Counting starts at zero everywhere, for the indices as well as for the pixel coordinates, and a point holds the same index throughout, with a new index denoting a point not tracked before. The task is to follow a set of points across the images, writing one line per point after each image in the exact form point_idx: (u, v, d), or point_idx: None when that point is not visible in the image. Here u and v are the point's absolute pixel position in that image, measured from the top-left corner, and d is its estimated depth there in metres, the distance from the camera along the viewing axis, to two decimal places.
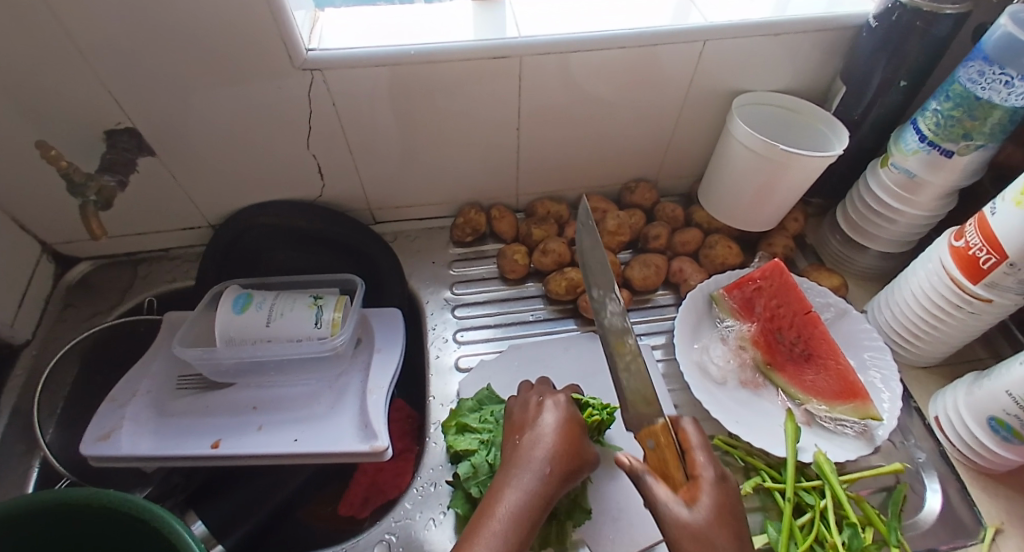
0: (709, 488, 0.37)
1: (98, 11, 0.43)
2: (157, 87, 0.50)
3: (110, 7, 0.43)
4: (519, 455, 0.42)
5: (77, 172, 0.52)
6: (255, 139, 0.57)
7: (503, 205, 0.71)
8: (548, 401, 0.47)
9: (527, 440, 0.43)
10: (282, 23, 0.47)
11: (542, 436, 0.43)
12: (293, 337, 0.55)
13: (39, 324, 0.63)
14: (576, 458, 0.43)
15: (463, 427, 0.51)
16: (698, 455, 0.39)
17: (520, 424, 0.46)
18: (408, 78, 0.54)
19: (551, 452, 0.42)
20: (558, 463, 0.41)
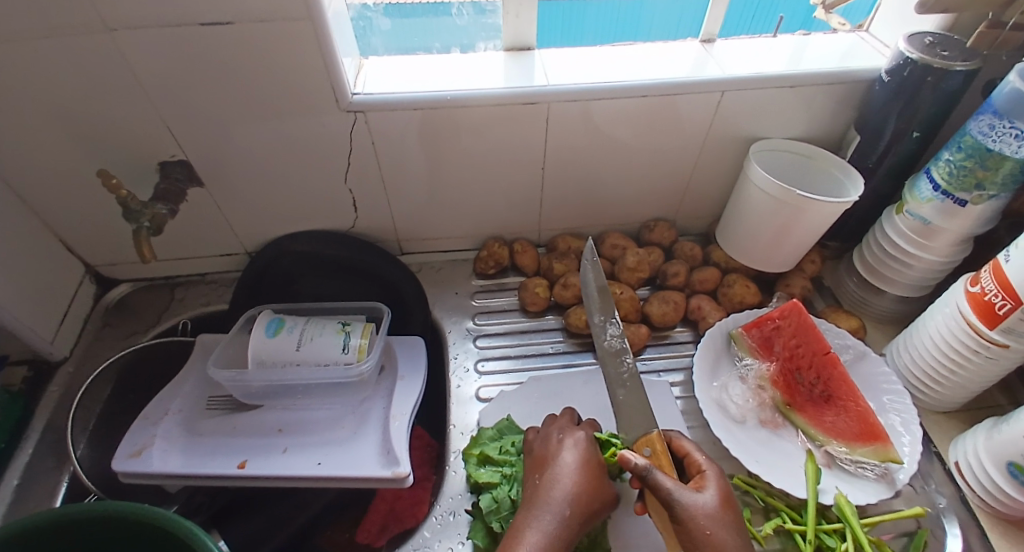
0: (711, 479, 0.41)
1: (166, 54, 0.48)
2: (211, 123, 0.54)
3: (178, 51, 0.48)
4: (539, 494, 0.43)
5: (134, 200, 0.55)
6: (295, 173, 0.61)
7: (525, 240, 0.73)
8: (567, 437, 0.48)
9: (547, 477, 0.44)
10: (330, 69, 0.51)
11: (562, 475, 0.44)
12: (320, 362, 0.56)
13: (78, 341, 0.65)
14: (594, 497, 0.44)
15: (484, 459, 0.52)
16: (695, 456, 0.44)
17: (541, 461, 0.47)
18: (443, 121, 0.57)
19: (570, 491, 0.43)
20: (576, 502, 0.42)
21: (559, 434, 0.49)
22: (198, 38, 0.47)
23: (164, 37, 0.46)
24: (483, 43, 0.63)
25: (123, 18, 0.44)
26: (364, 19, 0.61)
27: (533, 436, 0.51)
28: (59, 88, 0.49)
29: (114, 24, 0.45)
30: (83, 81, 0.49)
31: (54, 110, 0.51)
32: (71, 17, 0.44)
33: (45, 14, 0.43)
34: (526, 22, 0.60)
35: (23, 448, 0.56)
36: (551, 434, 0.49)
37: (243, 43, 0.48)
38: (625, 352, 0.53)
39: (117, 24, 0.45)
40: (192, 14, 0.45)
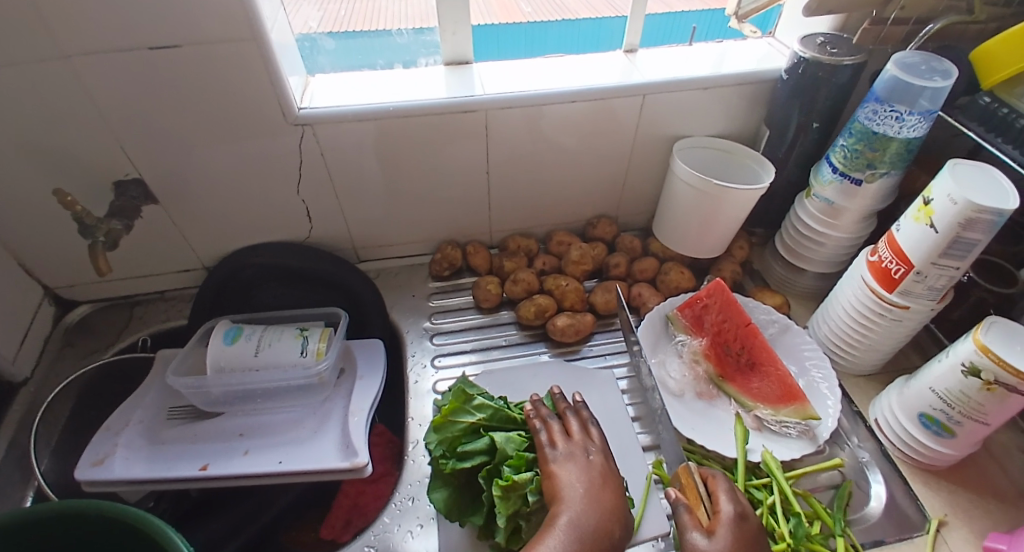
0: (725, 524, 0.40)
1: (118, 77, 0.50)
2: (164, 142, 0.57)
3: (129, 74, 0.50)
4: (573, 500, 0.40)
5: (89, 216, 0.57)
6: (248, 187, 0.63)
7: (478, 242, 0.77)
8: (589, 449, 0.46)
9: (569, 486, 0.42)
10: (275, 85, 0.54)
11: (593, 489, 0.42)
12: (279, 365, 0.59)
13: (38, 362, 0.66)
14: (621, 513, 0.41)
15: (507, 486, 0.44)
16: (720, 493, 0.43)
17: (564, 466, 0.44)
18: (386, 131, 0.61)
19: (601, 504, 0.41)
20: (604, 512, 0.40)
21: (581, 447, 0.46)
22: (148, 61, 0.50)
23: (115, 61, 0.49)
24: (424, 58, 0.68)
25: (71, 42, 0.47)
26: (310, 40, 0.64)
27: (547, 435, 0.47)
28: (15, 113, 0.51)
29: (68, 51, 0.48)
30: (33, 104, 0.51)
31: (10, 136, 0.53)
32: (23, 45, 0.46)
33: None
34: (463, 39, 0.65)
35: None
36: (574, 441, 0.46)
37: (192, 63, 0.51)
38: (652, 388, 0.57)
39: (70, 51, 0.48)
40: (141, 39, 0.48)
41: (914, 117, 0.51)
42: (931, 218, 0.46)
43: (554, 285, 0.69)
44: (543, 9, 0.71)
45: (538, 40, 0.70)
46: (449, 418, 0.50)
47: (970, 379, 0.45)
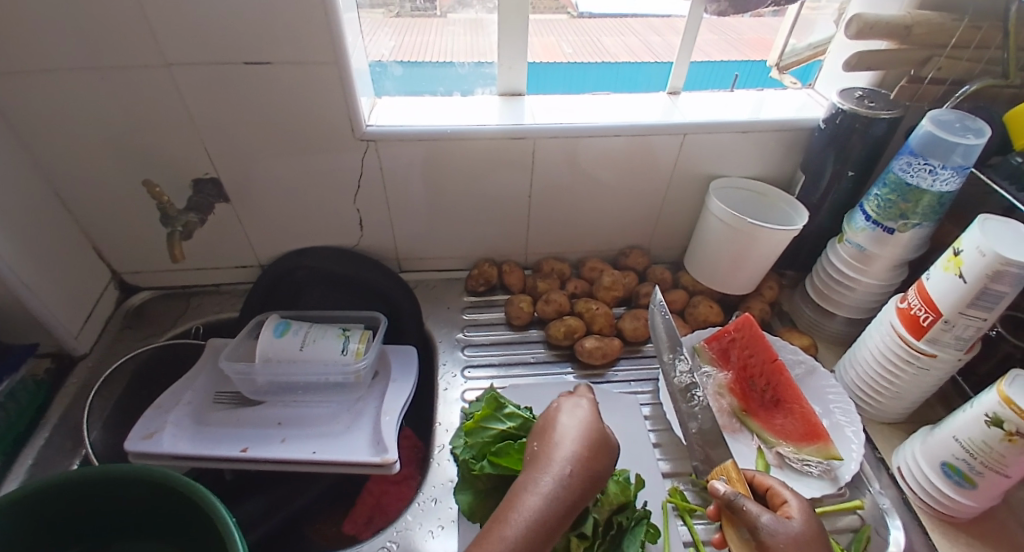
0: (800, 510, 0.40)
1: (210, 87, 0.57)
2: (239, 147, 0.63)
3: (220, 85, 0.57)
4: (538, 458, 0.40)
5: (172, 208, 0.64)
6: (307, 194, 0.69)
7: (513, 262, 0.80)
8: (579, 408, 0.44)
9: (540, 445, 0.41)
10: (347, 104, 0.60)
11: (563, 440, 0.41)
12: (320, 361, 0.62)
13: (99, 340, 0.71)
14: (597, 458, 0.40)
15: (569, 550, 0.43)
16: (777, 488, 0.44)
17: (541, 429, 0.44)
18: (439, 152, 0.66)
19: (567, 454, 0.39)
20: (581, 467, 0.39)
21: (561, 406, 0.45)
22: (238, 74, 0.56)
23: (210, 73, 0.55)
24: (480, 88, 0.73)
25: (176, 52, 0.53)
26: (380, 66, 0.70)
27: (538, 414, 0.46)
28: (117, 113, 0.58)
29: (172, 61, 0.54)
30: (134, 105, 0.57)
31: (109, 132, 0.60)
32: (137, 53, 0.53)
33: (115, 47, 0.52)
34: (518, 74, 0.71)
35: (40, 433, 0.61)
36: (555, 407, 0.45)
37: (275, 79, 0.57)
38: (693, 388, 0.59)
39: (174, 61, 0.54)
40: (236, 55, 0.54)
41: (947, 172, 0.53)
42: (960, 268, 0.48)
43: (584, 308, 0.71)
44: (584, 50, 0.76)
45: (578, 80, 0.76)
46: (477, 423, 0.53)
47: (993, 429, 0.46)
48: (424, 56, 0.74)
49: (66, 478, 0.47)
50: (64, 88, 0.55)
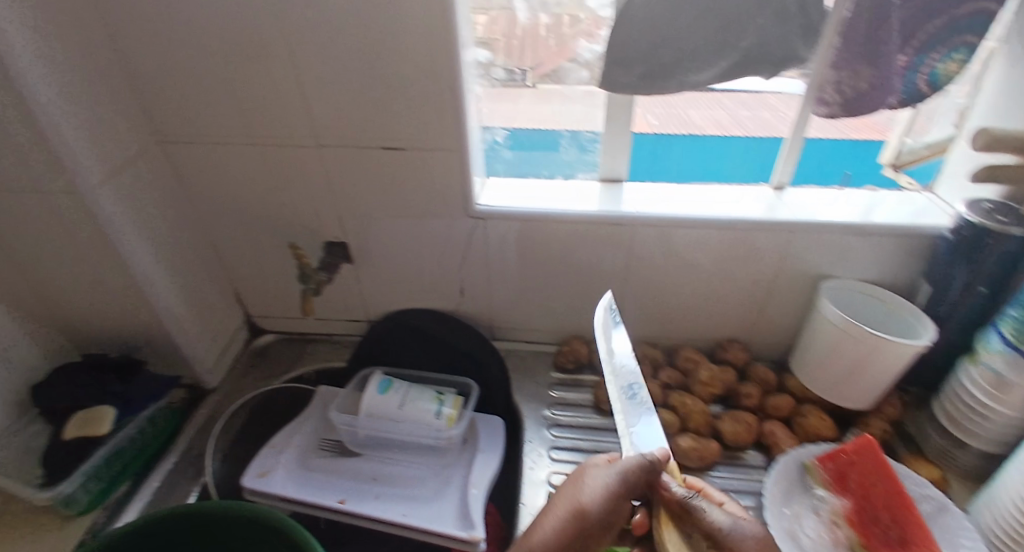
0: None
1: (352, 167, 0.66)
2: (367, 218, 0.71)
3: (360, 164, 0.65)
4: (552, 507, 0.49)
5: (309, 267, 0.71)
6: (418, 261, 0.75)
7: (605, 343, 0.81)
8: (607, 465, 0.51)
9: (563, 495, 0.50)
10: (463, 184, 0.66)
11: (572, 495, 0.49)
12: (414, 423, 0.66)
13: (226, 375, 0.80)
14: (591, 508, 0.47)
15: None
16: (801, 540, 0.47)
17: (573, 478, 0.52)
18: (543, 231, 0.70)
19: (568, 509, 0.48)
20: (577, 519, 0.47)
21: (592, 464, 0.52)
22: (376, 157, 0.65)
23: (354, 155, 0.64)
24: (582, 174, 0.77)
25: (329, 137, 0.63)
26: (491, 145, 0.76)
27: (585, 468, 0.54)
28: (273, 183, 0.68)
29: (324, 142, 0.64)
30: (287, 177, 0.68)
31: (264, 199, 0.70)
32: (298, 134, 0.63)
33: (281, 129, 0.63)
34: (621, 162, 0.73)
35: (169, 457, 0.68)
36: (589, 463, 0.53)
37: (406, 162, 0.65)
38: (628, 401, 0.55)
39: (326, 142, 0.63)
40: (377, 140, 0.63)
41: None
42: None
43: (679, 402, 0.70)
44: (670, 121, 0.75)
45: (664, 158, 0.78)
46: None
47: None
48: (534, 124, 0.75)
49: (190, 507, 0.53)
50: (237, 162, 0.66)
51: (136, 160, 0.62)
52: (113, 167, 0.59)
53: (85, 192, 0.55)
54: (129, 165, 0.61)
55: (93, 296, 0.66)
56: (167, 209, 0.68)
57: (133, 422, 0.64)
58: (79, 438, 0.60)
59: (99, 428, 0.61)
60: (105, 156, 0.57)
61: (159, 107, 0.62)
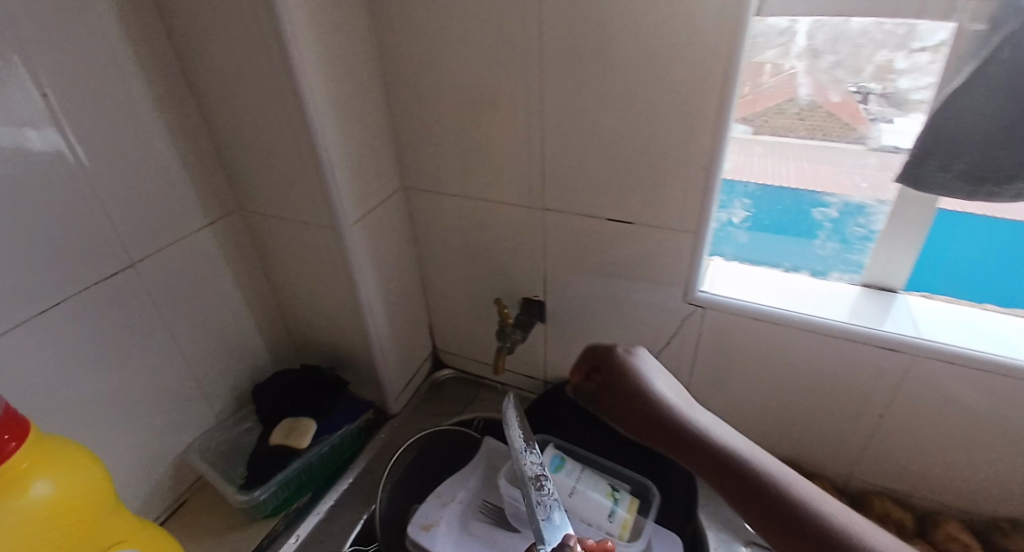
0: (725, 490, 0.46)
1: (570, 233, 0.65)
2: (573, 284, 0.69)
3: (580, 231, 0.64)
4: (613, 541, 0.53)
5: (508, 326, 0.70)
6: (614, 334, 0.71)
7: (827, 480, 0.67)
8: None
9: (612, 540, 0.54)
10: (691, 270, 0.60)
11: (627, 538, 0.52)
12: (586, 520, 0.63)
13: (407, 404, 0.84)
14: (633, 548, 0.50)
15: None
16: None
17: None
18: (774, 333, 0.60)
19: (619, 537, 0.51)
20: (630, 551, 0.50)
21: None
22: (597, 227, 0.62)
23: (574, 221, 0.63)
24: (837, 274, 0.63)
25: (557, 201, 0.63)
26: (726, 230, 0.65)
27: None
28: (490, 236, 0.71)
29: (548, 206, 0.64)
30: (504, 232, 0.69)
31: (478, 248, 0.73)
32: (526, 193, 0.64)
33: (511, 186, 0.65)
34: (900, 269, 0.58)
35: (347, 475, 0.72)
36: None
37: (628, 236, 0.61)
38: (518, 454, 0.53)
39: (550, 206, 0.64)
40: (604, 211, 0.61)
41: None
42: None
43: None
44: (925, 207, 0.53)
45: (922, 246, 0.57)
46: None
47: None
48: (791, 199, 0.61)
49: None
50: (463, 213, 0.71)
51: (385, 203, 0.69)
52: (367, 209, 0.65)
53: (340, 229, 0.62)
54: (380, 207, 0.68)
55: (321, 315, 0.74)
56: (398, 248, 0.74)
57: (326, 440, 0.68)
58: (280, 446, 0.65)
59: (300, 441, 0.65)
60: (362, 199, 0.64)
61: (413, 158, 0.69)
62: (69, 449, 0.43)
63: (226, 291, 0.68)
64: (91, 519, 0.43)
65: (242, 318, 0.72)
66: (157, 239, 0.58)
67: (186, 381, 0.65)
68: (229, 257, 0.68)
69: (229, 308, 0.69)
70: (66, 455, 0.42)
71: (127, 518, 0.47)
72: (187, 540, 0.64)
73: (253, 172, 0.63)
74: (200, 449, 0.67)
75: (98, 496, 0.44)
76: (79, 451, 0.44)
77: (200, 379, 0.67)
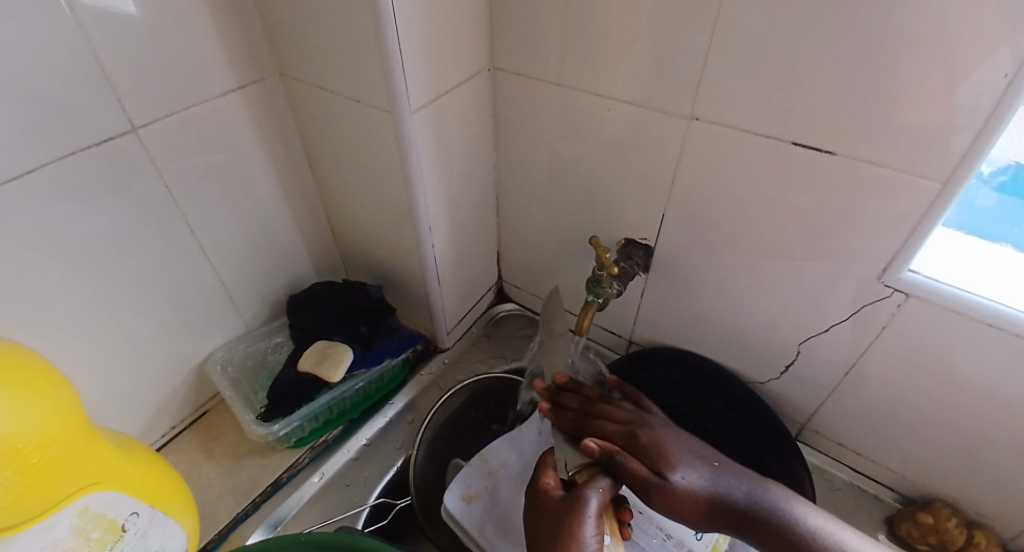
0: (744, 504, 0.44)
1: (719, 161, 0.45)
2: (703, 231, 0.51)
3: (735, 160, 0.44)
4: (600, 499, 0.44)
5: (605, 277, 0.53)
6: (744, 302, 0.54)
7: (990, 530, 0.53)
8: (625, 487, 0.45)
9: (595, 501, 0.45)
10: (904, 239, 0.40)
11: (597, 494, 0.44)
12: (664, 529, 0.53)
13: (462, 338, 0.72)
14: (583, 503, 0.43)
15: None
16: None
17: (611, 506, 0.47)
18: (1007, 352, 0.41)
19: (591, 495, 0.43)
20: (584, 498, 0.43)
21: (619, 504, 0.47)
22: (769, 155, 0.42)
23: (735, 144, 0.43)
24: None
25: (713, 109, 0.42)
26: (966, 197, 0.39)
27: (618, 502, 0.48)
28: (598, 151, 0.52)
29: (699, 115, 0.43)
30: (619, 147, 0.50)
31: (578, 166, 0.55)
32: (667, 94, 0.44)
33: (647, 81, 0.44)
34: None
35: (385, 413, 0.62)
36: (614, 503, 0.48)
37: (813, 176, 0.41)
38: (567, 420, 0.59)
39: (702, 115, 0.43)
40: (789, 132, 0.40)
41: None
42: None
43: None
44: None
45: None
46: None
47: None
48: None
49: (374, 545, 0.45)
50: (566, 115, 0.51)
51: (463, 86, 0.50)
52: (441, 90, 0.48)
53: (400, 117, 0.45)
54: (455, 90, 0.50)
55: (370, 225, 0.60)
56: (473, 152, 0.57)
57: (362, 375, 0.60)
58: (312, 374, 0.57)
59: (332, 373, 0.56)
60: (435, 77, 0.46)
61: (507, 22, 0.49)
62: (38, 365, 0.38)
63: (258, 179, 0.55)
64: (60, 459, 0.38)
65: (276, 214, 0.59)
66: (165, 102, 0.44)
67: (208, 281, 0.56)
68: (263, 136, 0.53)
69: (261, 201, 0.57)
70: (24, 370, 0.37)
71: (102, 459, 0.43)
72: (211, 456, 0.59)
73: (287, 17, 0.45)
74: (222, 360, 0.60)
75: (61, 427, 0.38)
76: (43, 366, 0.39)
77: (224, 280, 0.57)
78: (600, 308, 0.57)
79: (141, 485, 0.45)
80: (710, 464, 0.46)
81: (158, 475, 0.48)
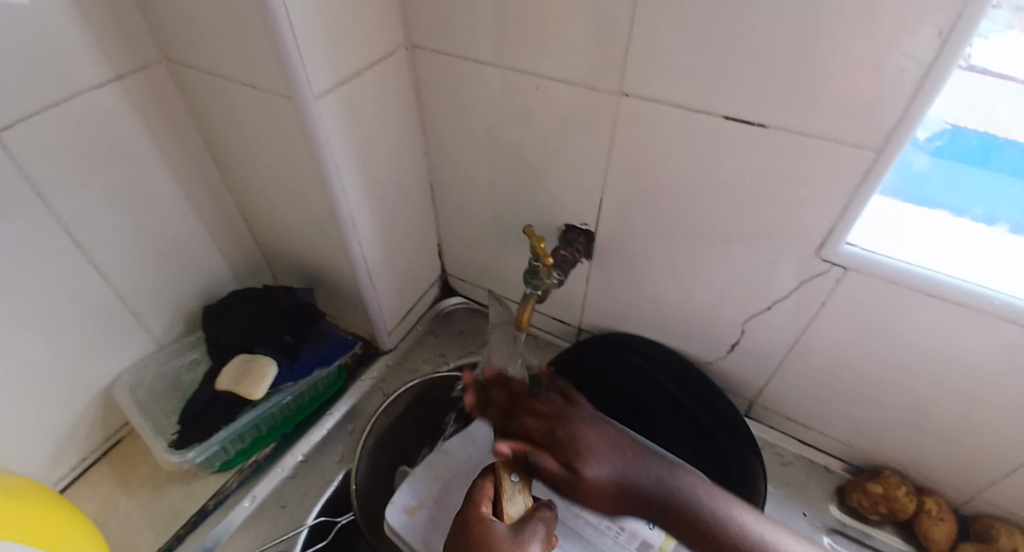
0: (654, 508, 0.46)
1: (651, 139, 0.43)
2: (640, 213, 0.49)
3: (666, 138, 0.42)
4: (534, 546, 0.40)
5: (542, 267, 0.50)
6: (688, 284, 0.52)
7: (935, 494, 0.54)
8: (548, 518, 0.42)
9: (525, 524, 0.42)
10: (838, 214, 0.39)
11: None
12: (616, 523, 0.49)
13: (405, 337, 0.68)
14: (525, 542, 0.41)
15: None
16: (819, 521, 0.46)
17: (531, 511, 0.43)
18: (945, 320, 0.40)
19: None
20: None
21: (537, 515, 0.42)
22: (700, 131, 0.40)
23: (667, 121, 0.41)
24: None
25: (643, 83, 0.39)
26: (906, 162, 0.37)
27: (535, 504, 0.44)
28: (528, 134, 0.49)
29: (628, 90, 0.40)
30: (550, 128, 0.47)
31: (510, 149, 0.51)
32: (594, 71, 0.41)
33: (572, 56, 0.41)
34: None
35: (322, 425, 0.58)
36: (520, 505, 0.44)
37: (744, 151, 0.39)
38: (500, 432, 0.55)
39: (631, 90, 0.40)
40: (720, 105, 0.37)
41: None
42: None
43: None
44: None
45: None
46: None
47: None
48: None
49: None
50: (492, 95, 0.48)
51: (375, 67, 0.46)
52: (349, 72, 0.43)
53: (302, 103, 0.40)
54: (367, 72, 0.45)
55: (292, 224, 0.55)
56: (396, 140, 0.53)
57: (289, 389, 0.56)
58: (231, 392, 0.52)
59: (254, 389, 0.51)
60: (341, 58, 0.41)
61: None
62: None
63: (156, 182, 0.50)
64: None
65: (181, 219, 0.54)
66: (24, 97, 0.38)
67: (106, 299, 0.50)
68: (155, 133, 0.48)
69: (161, 205, 0.51)
70: None
71: None
72: (127, 488, 0.54)
73: None
74: (131, 384, 0.55)
75: None
76: None
77: (126, 296, 0.52)
78: (541, 299, 0.54)
79: (35, 536, 0.40)
80: (623, 455, 0.48)
81: (56, 522, 0.42)
